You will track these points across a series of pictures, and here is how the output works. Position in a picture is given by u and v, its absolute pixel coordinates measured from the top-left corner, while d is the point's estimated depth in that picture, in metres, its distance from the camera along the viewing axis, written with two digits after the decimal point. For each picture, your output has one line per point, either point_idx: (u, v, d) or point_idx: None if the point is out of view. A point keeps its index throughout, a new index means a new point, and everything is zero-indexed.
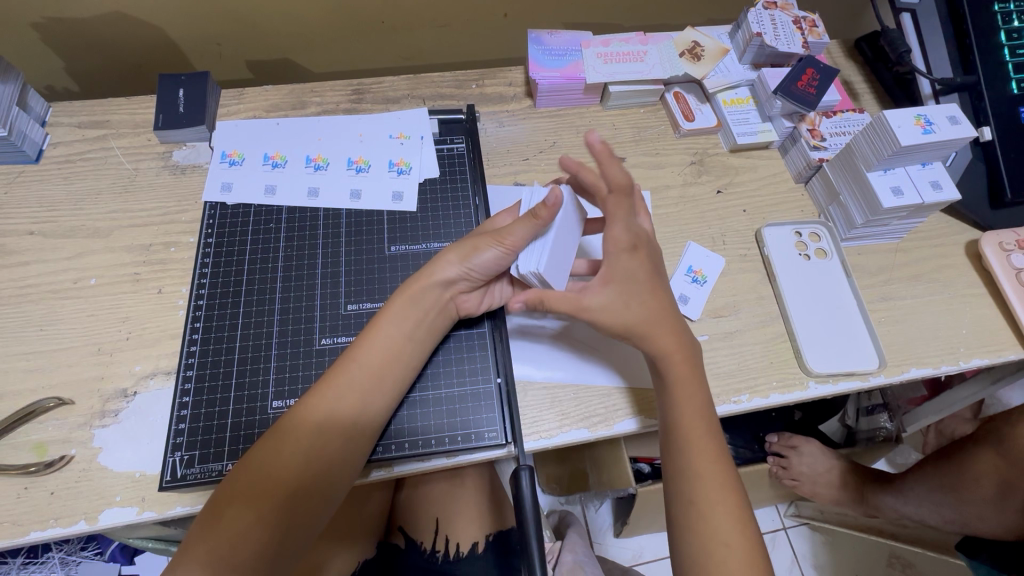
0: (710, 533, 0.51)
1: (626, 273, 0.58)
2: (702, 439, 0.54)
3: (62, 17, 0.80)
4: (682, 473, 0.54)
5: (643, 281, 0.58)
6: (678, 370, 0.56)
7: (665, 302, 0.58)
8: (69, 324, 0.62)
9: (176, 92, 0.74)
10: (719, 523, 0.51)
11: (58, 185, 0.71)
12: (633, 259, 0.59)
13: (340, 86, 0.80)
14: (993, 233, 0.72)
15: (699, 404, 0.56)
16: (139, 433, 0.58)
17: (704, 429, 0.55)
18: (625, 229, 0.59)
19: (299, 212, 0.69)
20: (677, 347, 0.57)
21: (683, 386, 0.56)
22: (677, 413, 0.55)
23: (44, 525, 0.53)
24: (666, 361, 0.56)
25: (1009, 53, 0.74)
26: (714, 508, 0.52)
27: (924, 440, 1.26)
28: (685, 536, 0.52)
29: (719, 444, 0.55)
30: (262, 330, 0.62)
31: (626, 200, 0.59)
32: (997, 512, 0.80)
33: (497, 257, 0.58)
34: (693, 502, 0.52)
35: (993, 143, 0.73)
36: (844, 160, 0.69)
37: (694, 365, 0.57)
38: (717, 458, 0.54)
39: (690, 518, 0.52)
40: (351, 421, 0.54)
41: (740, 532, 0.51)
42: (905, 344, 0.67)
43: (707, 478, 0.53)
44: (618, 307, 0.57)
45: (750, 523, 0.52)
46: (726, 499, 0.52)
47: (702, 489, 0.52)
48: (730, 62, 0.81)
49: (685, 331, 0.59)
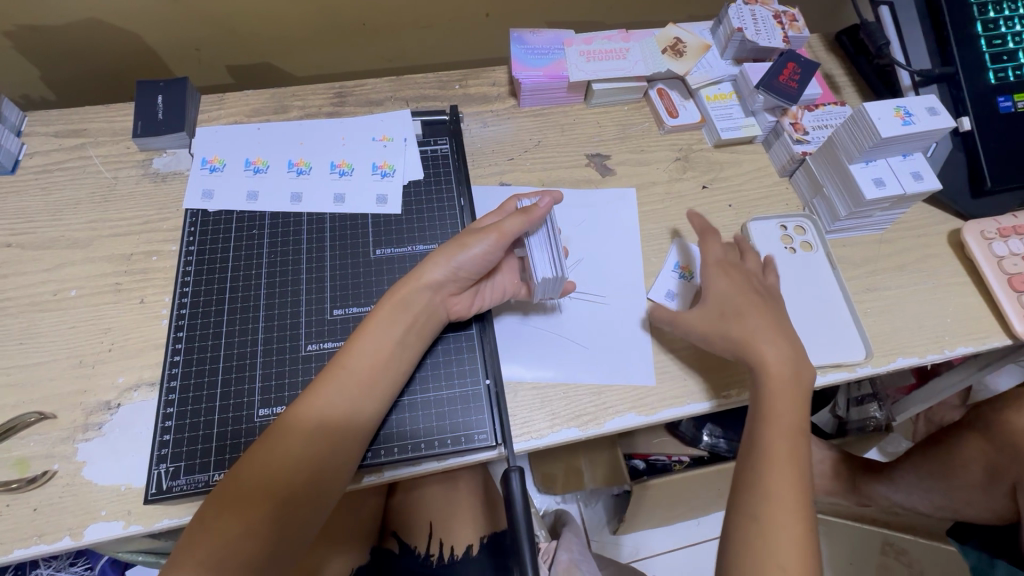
0: (767, 551, 0.49)
1: (723, 293, 0.62)
2: (783, 458, 0.53)
3: (36, 25, 0.79)
4: (750, 485, 0.53)
5: (754, 301, 0.61)
6: (773, 381, 0.57)
7: (776, 322, 0.60)
8: (49, 337, 0.61)
9: (155, 98, 0.73)
10: (781, 543, 0.49)
11: (35, 196, 0.69)
12: (729, 281, 0.63)
13: (322, 89, 0.79)
14: (974, 222, 0.73)
15: (792, 424, 0.55)
16: (123, 446, 0.57)
17: (786, 447, 0.54)
18: (719, 252, 0.65)
19: (282, 218, 0.68)
20: (776, 358, 0.57)
21: (778, 400, 0.56)
22: (765, 419, 0.55)
23: (27, 542, 0.52)
24: (763, 372, 0.57)
25: (985, 44, 0.75)
26: (775, 529, 0.50)
27: (914, 428, 1.27)
28: (739, 551, 0.50)
29: (803, 467, 0.54)
30: (247, 337, 0.61)
31: (713, 236, 0.66)
32: (986, 497, 0.81)
33: (484, 252, 0.58)
34: (756, 519, 0.51)
35: (972, 133, 0.73)
36: (826, 153, 0.70)
37: (799, 385, 0.57)
38: (796, 480, 0.52)
39: (749, 530, 0.51)
40: (340, 430, 0.53)
41: (800, 559, 0.48)
42: (890, 335, 0.68)
43: (778, 498, 0.51)
44: (726, 321, 0.60)
45: (813, 556, 0.49)
46: (795, 523, 0.50)
47: (770, 505, 0.51)
48: (713, 58, 0.82)
49: (795, 347, 0.59)
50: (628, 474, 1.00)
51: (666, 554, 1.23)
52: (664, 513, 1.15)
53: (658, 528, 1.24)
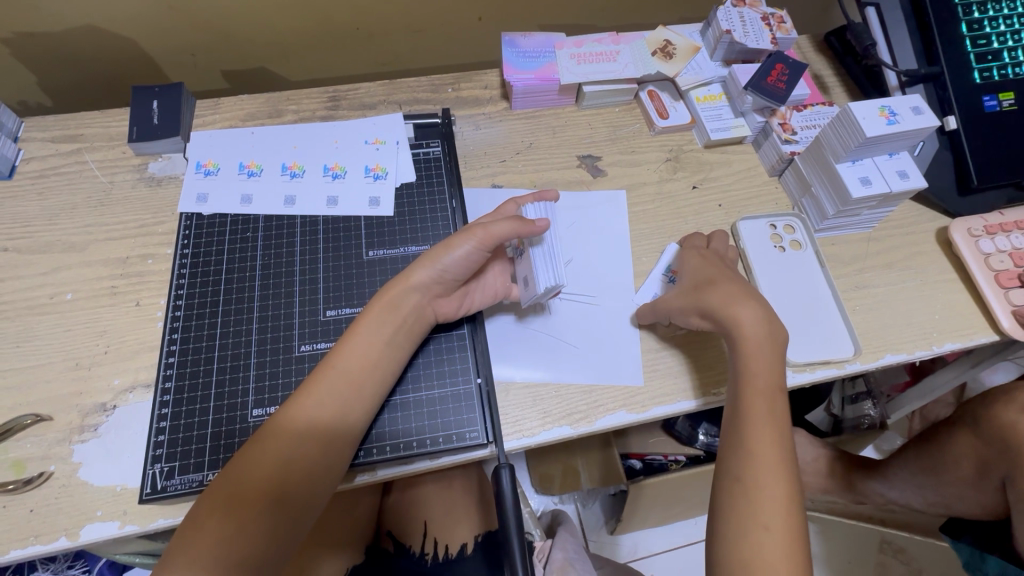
0: (751, 514, 0.50)
1: (699, 272, 0.64)
2: (764, 421, 0.54)
3: (33, 32, 0.80)
4: (733, 451, 0.53)
5: (726, 275, 0.62)
6: (747, 342, 0.57)
7: (749, 290, 0.60)
8: (45, 341, 0.62)
9: (151, 104, 0.74)
10: (764, 506, 0.50)
11: (31, 201, 0.70)
12: (704, 263, 0.65)
13: (316, 93, 0.80)
14: (961, 220, 0.73)
15: (769, 384, 0.55)
16: (119, 447, 0.57)
17: (766, 410, 0.54)
18: (702, 243, 0.69)
19: (276, 221, 0.69)
20: (752, 319, 0.57)
21: (756, 360, 0.56)
22: (746, 379, 0.56)
23: (24, 543, 0.53)
24: (739, 335, 0.57)
25: (970, 44, 0.75)
26: (757, 488, 0.50)
27: (909, 426, 1.27)
28: (726, 517, 0.51)
29: (782, 428, 0.54)
30: (241, 338, 0.62)
31: (698, 237, 0.70)
32: (977, 492, 0.82)
33: (468, 252, 0.59)
34: (739, 479, 0.52)
35: (958, 131, 0.73)
36: (813, 153, 0.70)
37: (773, 343, 0.57)
38: (775, 442, 0.53)
39: (733, 494, 0.51)
40: (331, 430, 0.53)
41: (783, 520, 0.49)
42: (879, 332, 0.68)
43: (761, 462, 0.52)
44: (700, 292, 0.61)
45: (798, 518, 0.50)
46: (778, 485, 0.50)
47: (753, 469, 0.51)
48: (703, 60, 0.83)
49: (772, 317, 0.58)
50: (624, 473, 1.01)
51: (663, 553, 1.23)
52: (661, 513, 1.15)
53: (655, 527, 1.24)
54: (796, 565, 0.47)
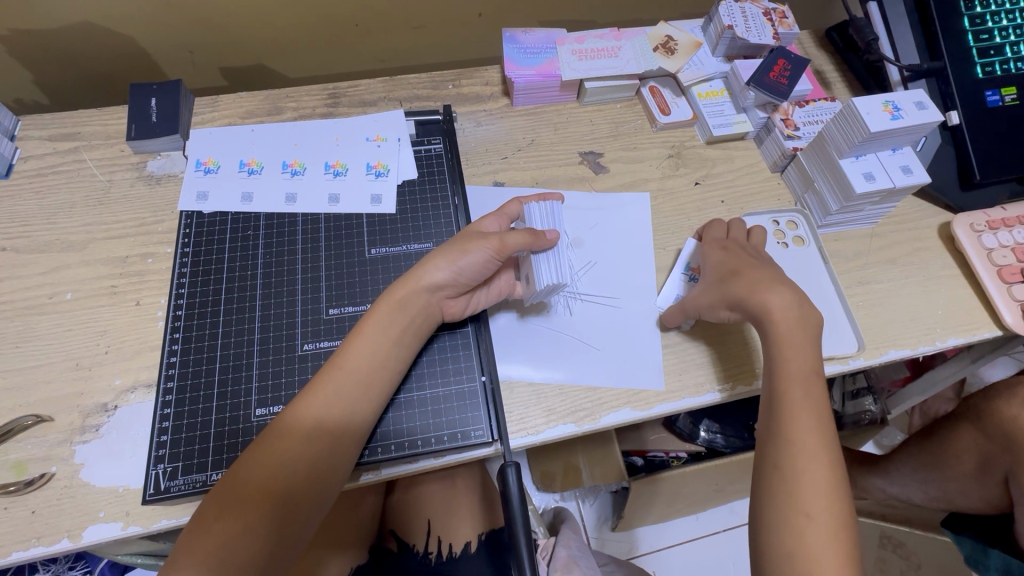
0: (793, 501, 0.50)
1: (722, 263, 0.63)
2: (800, 407, 0.53)
3: (27, 29, 0.79)
4: (772, 438, 0.54)
5: (751, 263, 0.62)
6: (780, 330, 0.57)
7: (774, 276, 0.60)
8: (45, 341, 0.61)
9: (149, 102, 0.73)
10: (806, 493, 0.50)
11: (29, 200, 0.69)
12: (725, 252, 0.64)
13: (316, 90, 0.79)
14: (964, 215, 0.73)
15: (804, 369, 0.55)
16: (121, 448, 0.57)
17: (804, 395, 0.54)
18: (720, 231, 0.68)
19: (277, 219, 0.68)
20: (782, 306, 0.57)
21: (792, 348, 0.56)
22: (781, 368, 0.56)
23: (26, 544, 0.52)
24: (770, 321, 0.57)
25: (973, 38, 0.75)
26: (797, 477, 0.51)
27: (909, 421, 1.28)
28: (768, 504, 0.51)
29: (821, 411, 0.54)
30: (244, 338, 0.61)
31: (719, 224, 0.69)
32: (979, 487, 0.82)
33: (485, 259, 0.59)
34: (779, 467, 0.52)
35: (960, 127, 0.73)
36: (816, 148, 0.70)
37: (805, 329, 0.57)
38: (815, 429, 0.53)
39: (774, 482, 0.52)
40: (338, 429, 0.53)
41: (827, 506, 0.49)
42: (883, 327, 0.68)
43: (801, 448, 0.52)
44: (726, 283, 0.61)
45: (842, 502, 0.50)
46: (820, 471, 0.51)
47: (792, 457, 0.52)
48: (704, 55, 0.82)
49: (799, 299, 0.58)
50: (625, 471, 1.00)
51: (665, 550, 1.23)
52: (662, 509, 1.15)
53: (657, 524, 1.24)
54: (841, 549, 0.48)
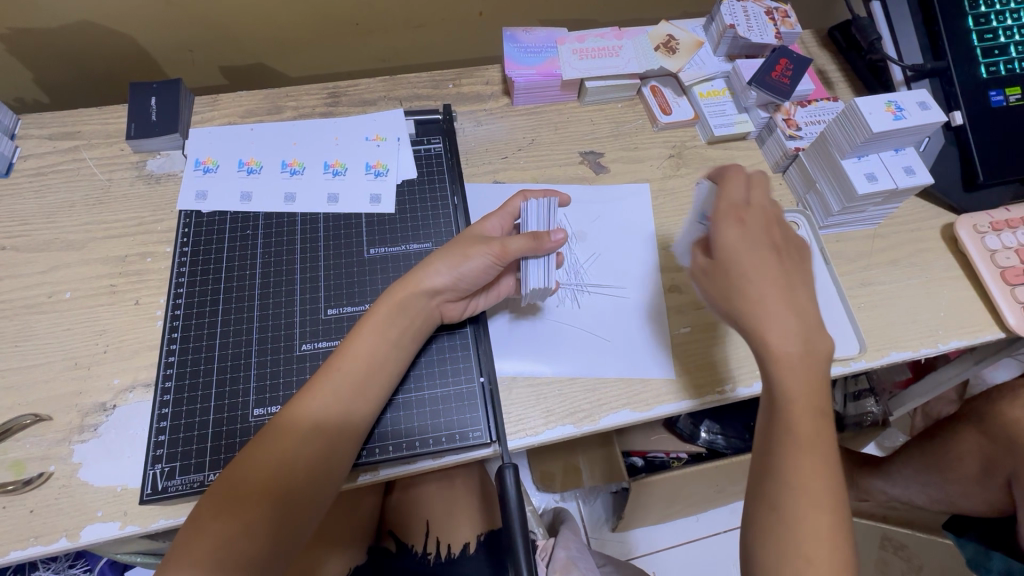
0: (788, 551, 0.45)
1: (732, 248, 0.51)
2: (805, 442, 0.47)
3: (28, 27, 0.79)
4: (768, 478, 0.48)
5: (760, 262, 0.50)
6: (786, 358, 0.48)
7: (787, 279, 0.50)
8: (44, 340, 0.61)
9: (149, 101, 0.73)
10: (803, 543, 0.45)
11: (28, 199, 0.69)
12: (739, 231, 0.52)
13: (316, 90, 0.79)
14: (967, 216, 0.73)
15: (811, 399, 0.47)
16: (119, 448, 0.57)
17: (809, 427, 0.47)
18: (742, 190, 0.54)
19: (276, 218, 0.68)
20: (789, 329, 0.48)
21: (796, 378, 0.47)
22: (788, 403, 0.47)
23: (24, 543, 0.52)
24: (771, 348, 0.48)
25: (977, 38, 0.75)
26: (795, 520, 0.45)
27: (911, 423, 1.28)
28: (763, 547, 0.47)
29: (828, 443, 0.47)
30: (242, 338, 0.61)
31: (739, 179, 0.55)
32: (981, 490, 0.82)
33: (485, 264, 0.58)
34: (775, 508, 0.46)
35: (964, 127, 0.73)
36: (818, 149, 0.70)
37: (813, 355, 0.48)
38: (820, 466, 0.46)
39: (768, 527, 0.47)
40: (334, 430, 0.53)
41: (825, 558, 0.44)
42: (884, 329, 0.68)
43: (799, 490, 0.46)
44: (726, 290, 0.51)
45: (841, 551, 0.45)
46: (819, 518, 0.45)
47: (790, 501, 0.46)
48: (706, 55, 0.82)
49: (808, 322, 0.49)
50: (625, 472, 0.99)
51: (665, 551, 1.23)
52: (663, 510, 1.15)
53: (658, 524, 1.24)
54: None
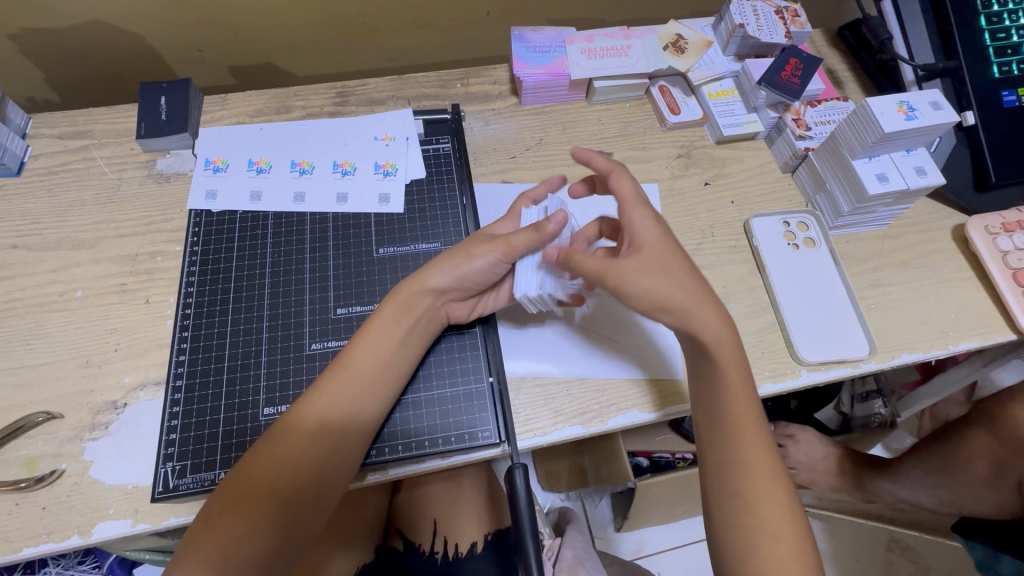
0: (757, 526, 0.50)
1: (658, 251, 0.55)
2: (750, 429, 0.53)
3: (39, 27, 0.79)
4: (727, 463, 0.53)
5: (677, 261, 0.55)
6: (729, 358, 0.54)
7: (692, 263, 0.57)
8: (56, 338, 0.62)
9: (159, 100, 0.73)
10: (768, 515, 0.50)
11: (40, 198, 0.70)
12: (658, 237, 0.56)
13: (324, 89, 0.79)
14: (979, 217, 0.72)
15: (745, 388, 0.54)
16: (130, 446, 0.57)
17: (751, 410, 0.54)
18: (637, 201, 0.57)
19: (286, 217, 0.68)
20: (725, 329, 0.54)
21: (733, 371, 0.54)
22: (728, 397, 0.54)
23: (36, 540, 0.53)
24: (717, 339, 0.53)
25: (989, 38, 0.74)
26: (757, 503, 0.51)
27: (919, 424, 1.27)
28: (734, 534, 0.51)
29: (763, 426, 0.54)
30: (251, 338, 0.62)
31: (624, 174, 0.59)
32: (992, 493, 0.82)
33: (489, 264, 0.58)
34: (739, 494, 0.51)
35: (976, 127, 0.72)
36: (829, 149, 0.69)
37: (740, 350, 0.55)
38: (764, 447, 0.53)
39: (736, 509, 0.51)
40: (342, 428, 0.53)
41: (789, 524, 0.50)
42: (895, 330, 0.68)
43: (754, 471, 0.52)
44: (661, 287, 0.53)
45: (799, 516, 0.51)
46: (776, 491, 0.51)
47: (750, 482, 0.51)
48: (715, 54, 0.82)
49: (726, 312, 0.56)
50: (631, 471, 0.97)
51: (670, 551, 1.22)
52: (668, 510, 1.15)
53: (664, 524, 1.24)
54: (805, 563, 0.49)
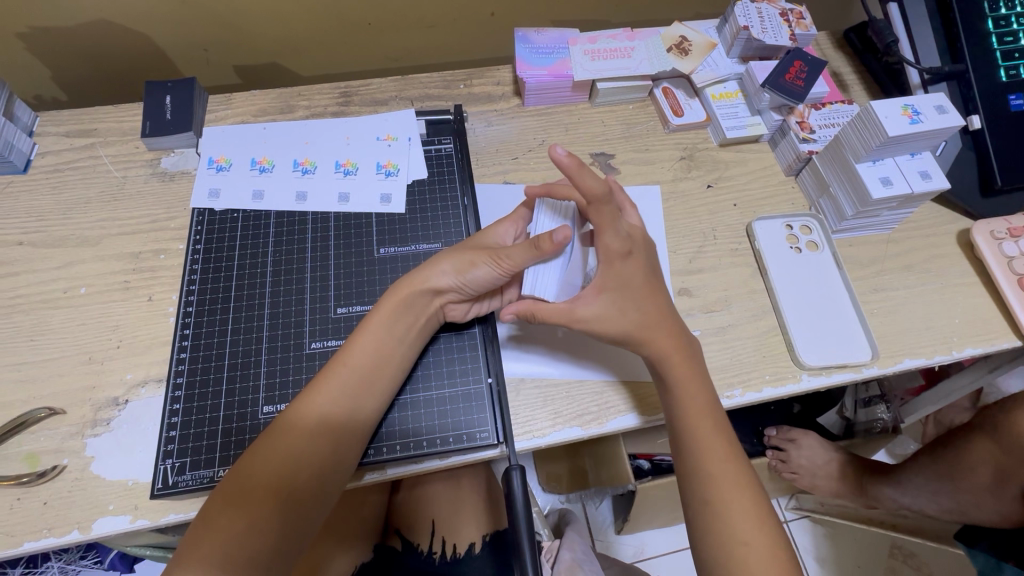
0: (728, 533, 0.51)
1: (619, 279, 0.58)
2: (714, 437, 0.55)
3: (47, 26, 0.80)
4: (693, 473, 0.54)
5: (638, 286, 0.58)
6: (678, 370, 0.56)
7: (655, 285, 0.59)
8: (59, 335, 0.62)
9: (163, 98, 0.74)
10: (736, 521, 0.51)
11: (45, 195, 0.70)
12: (626, 264, 0.58)
13: (328, 89, 0.79)
14: (984, 222, 0.72)
15: (699, 400, 0.56)
16: (131, 441, 0.58)
17: (712, 423, 0.55)
18: (615, 235, 0.56)
19: (288, 216, 0.69)
20: (672, 348, 0.57)
21: (685, 384, 0.56)
22: (684, 407, 0.56)
23: (38, 534, 0.53)
24: (666, 363, 0.56)
25: (996, 41, 0.74)
26: (728, 511, 0.51)
27: (924, 431, 1.27)
28: (707, 542, 0.52)
29: (728, 434, 0.56)
30: (252, 336, 0.62)
31: (606, 207, 0.54)
32: (995, 500, 0.80)
33: (492, 274, 0.57)
34: (710, 501, 0.52)
35: (982, 131, 0.72)
36: (833, 152, 0.69)
37: (695, 361, 0.58)
38: (728, 455, 0.54)
39: (707, 517, 0.52)
40: (341, 427, 0.53)
41: (759, 531, 0.50)
42: (897, 335, 0.67)
43: (722, 478, 0.53)
44: (614, 315, 0.57)
45: (775, 524, 0.52)
46: (745, 498, 0.52)
47: (718, 489, 0.52)
48: (719, 56, 0.81)
49: (683, 331, 0.59)
50: (631, 473, 0.96)
51: (670, 555, 1.22)
52: (669, 514, 1.15)
53: (664, 528, 1.24)
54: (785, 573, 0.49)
